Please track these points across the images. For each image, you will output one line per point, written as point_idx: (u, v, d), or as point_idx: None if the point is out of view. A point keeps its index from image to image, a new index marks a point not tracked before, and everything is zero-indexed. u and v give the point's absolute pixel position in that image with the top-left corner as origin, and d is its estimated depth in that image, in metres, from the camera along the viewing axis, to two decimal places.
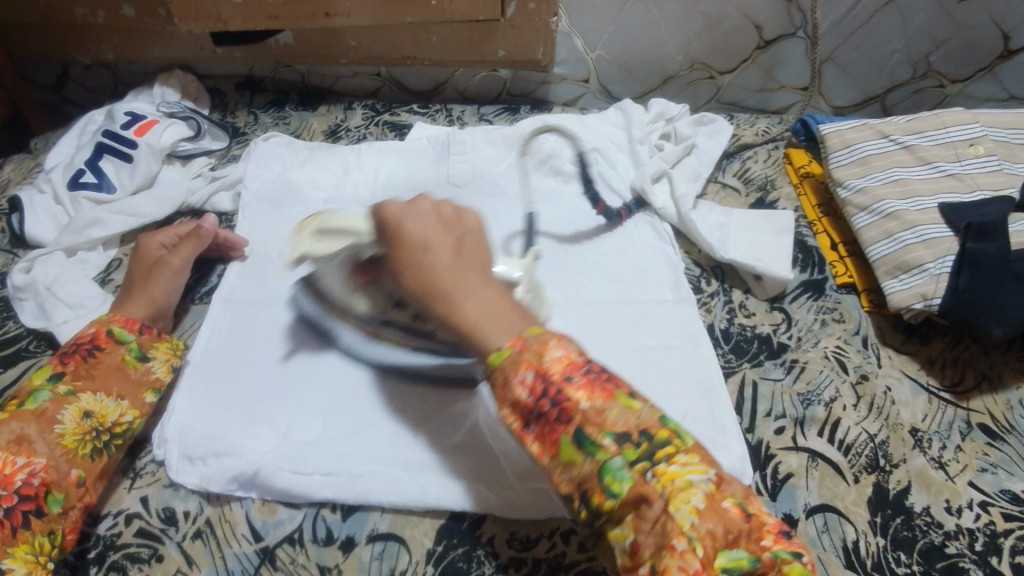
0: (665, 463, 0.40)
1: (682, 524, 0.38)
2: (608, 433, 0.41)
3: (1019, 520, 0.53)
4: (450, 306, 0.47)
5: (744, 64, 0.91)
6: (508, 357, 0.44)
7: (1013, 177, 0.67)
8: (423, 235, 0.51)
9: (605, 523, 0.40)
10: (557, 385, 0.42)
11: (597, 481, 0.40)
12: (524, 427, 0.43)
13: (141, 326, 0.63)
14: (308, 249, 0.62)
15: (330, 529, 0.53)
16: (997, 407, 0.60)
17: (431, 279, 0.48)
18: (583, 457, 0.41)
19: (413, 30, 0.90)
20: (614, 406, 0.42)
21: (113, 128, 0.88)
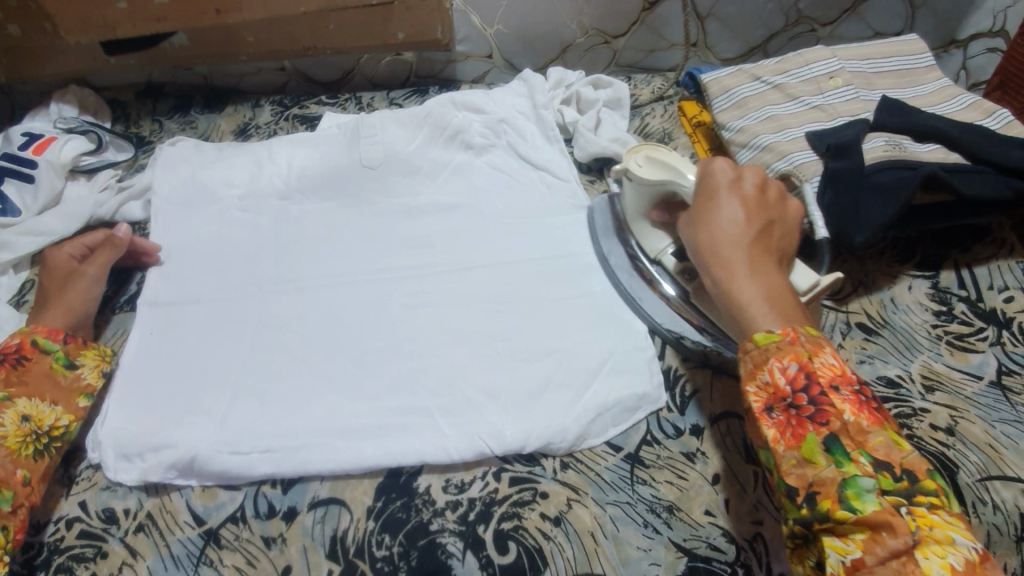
0: (925, 508, 0.40)
1: (928, 571, 0.38)
2: (866, 454, 0.42)
3: (894, 400, 0.60)
4: (733, 276, 0.50)
5: (634, 26, 0.96)
6: (778, 342, 0.46)
7: (869, 103, 0.74)
8: (740, 205, 0.54)
9: (824, 530, 0.41)
10: (820, 389, 0.44)
11: (837, 489, 0.41)
12: (768, 411, 0.46)
13: (65, 335, 0.64)
14: (632, 171, 0.64)
15: (271, 503, 0.55)
16: (872, 306, 0.67)
17: (722, 246, 0.52)
18: (828, 462, 0.42)
19: (309, 20, 0.90)
20: (879, 433, 0.43)
21: (9, 149, 0.85)
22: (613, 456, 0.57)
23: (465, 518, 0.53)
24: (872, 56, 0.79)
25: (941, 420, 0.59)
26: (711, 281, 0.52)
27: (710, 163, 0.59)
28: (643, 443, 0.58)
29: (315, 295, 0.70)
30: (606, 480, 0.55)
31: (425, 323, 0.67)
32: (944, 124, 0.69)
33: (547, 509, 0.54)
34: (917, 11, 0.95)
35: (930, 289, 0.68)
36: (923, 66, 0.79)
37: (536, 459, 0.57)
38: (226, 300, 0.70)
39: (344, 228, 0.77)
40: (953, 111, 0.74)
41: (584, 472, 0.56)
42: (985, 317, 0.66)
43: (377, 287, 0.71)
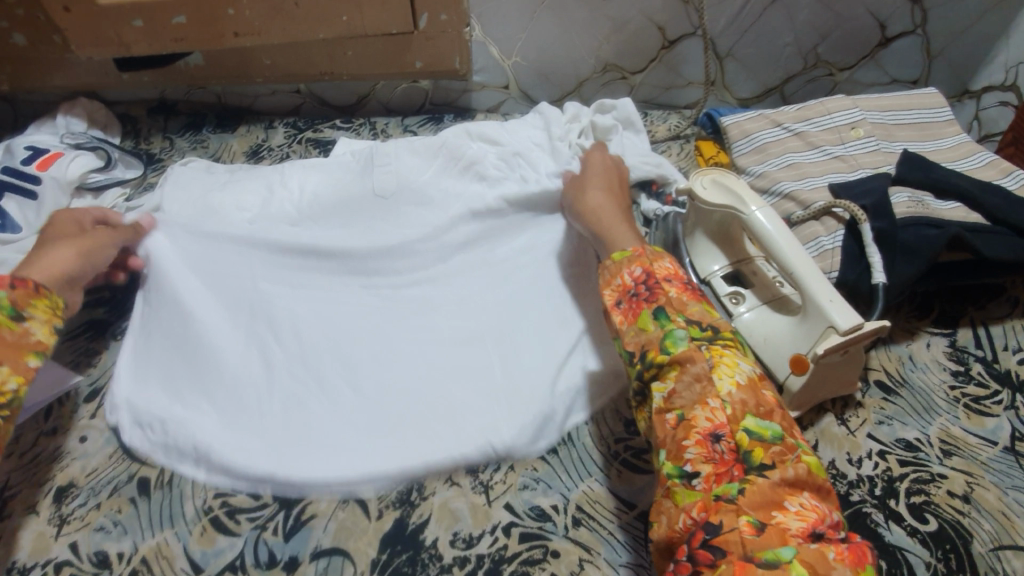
0: (723, 350, 0.49)
1: (720, 389, 0.46)
2: (684, 318, 0.51)
3: (912, 464, 0.59)
4: (599, 224, 0.68)
5: (652, 64, 0.96)
6: (628, 255, 0.57)
7: (889, 155, 0.74)
8: (600, 188, 0.72)
9: (653, 377, 0.49)
10: (656, 281, 0.53)
11: (659, 342, 0.49)
12: (616, 305, 0.54)
13: (9, 277, 0.54)
14: (694, 191, 0.65)
15: (272, 551, 0.53)
16: (890, 363, 0.66)
17: (596, 208, 0.70)
18: (655, 327, 0.50)
19: (327, 45, 0.90)
20: (697, 306, 0.52)
21: (12, 163, 0.83)
22: (626, 514, 0.55)
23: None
24: (892, 108, 0.79)
25: (957, 486, 0.57)
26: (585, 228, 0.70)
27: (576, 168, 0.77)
28: (657, 501, 0.56)
29: (323, 328, 0.68)
30: (619, 540, 0.54)
31: (435, 363, 0.65)
32: (966, 181, 0.68)
33: (558, 569, 0.52)
34: (933, 61, 0.95)
35: (947, 348, 0.67)
36: (942, 120, 0.79)
37: (547, 515, 0.55)
38: (229, 331, 0.68)
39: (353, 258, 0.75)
40: (971, 168, 0.74)
41: (596, 530, 0.54)
42: (999, 379, 0.65)
43: (387, 322, 0.69)
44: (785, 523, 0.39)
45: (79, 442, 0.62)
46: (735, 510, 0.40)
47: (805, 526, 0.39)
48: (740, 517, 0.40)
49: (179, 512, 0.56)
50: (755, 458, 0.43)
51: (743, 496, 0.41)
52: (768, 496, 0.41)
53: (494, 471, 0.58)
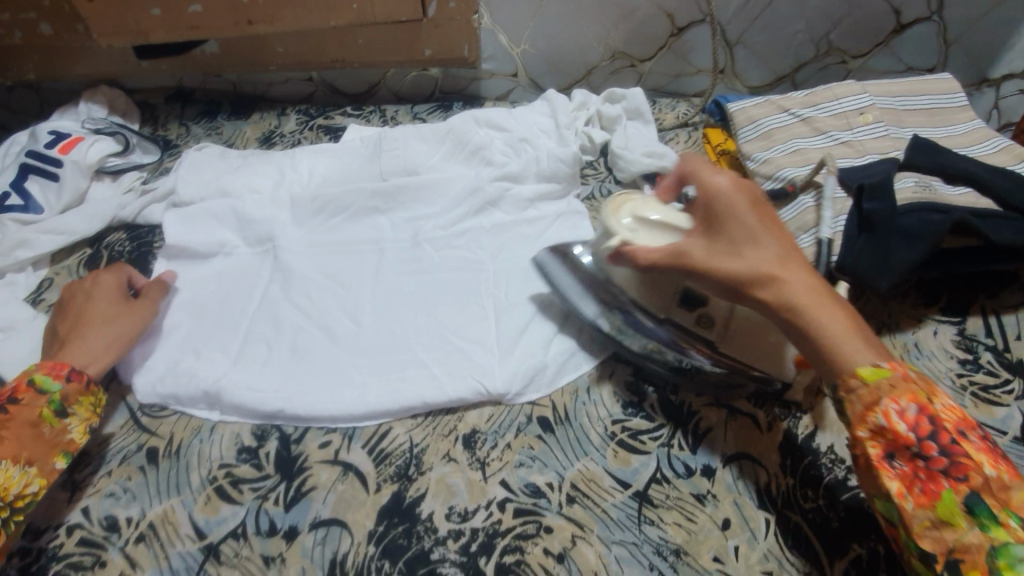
0: None
1: None
2: (1013, 514, 0.41)
3: None
4: (802, 316, 0.50)
5: (661, 51, 0.96)
6: (890, 381, 0.46)
7: (899, 141, 0.73)
8: (772, 251, 0.51)
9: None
10: (951, 439, 0.44)
11: (986, 556, 0.40)
12: (889, 462, 0.46)
13: (69, 370, 0.59)
14: (625, 236, 0.57)
15: (273, 520, 0.55)
16: (896, 350, 0.65)
17: (790, 291, 0.50)
18: (970, 523, 0.41)
19: (338, 33, 0.91)
20: (1022, 489, 0.42)
21: (36, 147, 0.86)
22: (620, 493, 0.55)
23: (467, 548, 0.52)
24: (904, 93, 0.78)
25: None
26: (766, 314, 0.52)
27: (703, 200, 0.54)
28: (652, 481, 0.56)
29: (328, 308, 0.69)
30: (612, 518, 0.54)
31: (435, 342, 0.65)
32: (977, 167, 0.67)
33: (551, 545, 0.52)
34: (951, 48, 0.93)
35: (955, 335, 0.66)
36: (956, 106, 0.77)
37: (542, 492, 0.56)
38: (240, 311, 0.70)
39: (358, 240, 0.76)
40: (984, 153, 0.72)
41: (590, 507, 0.55)
42: (1009, 368, 0.63)
43: (387, 300, 0.70)
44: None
45: None
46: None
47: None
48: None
49: (185, 482, 0.58)
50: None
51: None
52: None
53: (491, 449, 0.59)
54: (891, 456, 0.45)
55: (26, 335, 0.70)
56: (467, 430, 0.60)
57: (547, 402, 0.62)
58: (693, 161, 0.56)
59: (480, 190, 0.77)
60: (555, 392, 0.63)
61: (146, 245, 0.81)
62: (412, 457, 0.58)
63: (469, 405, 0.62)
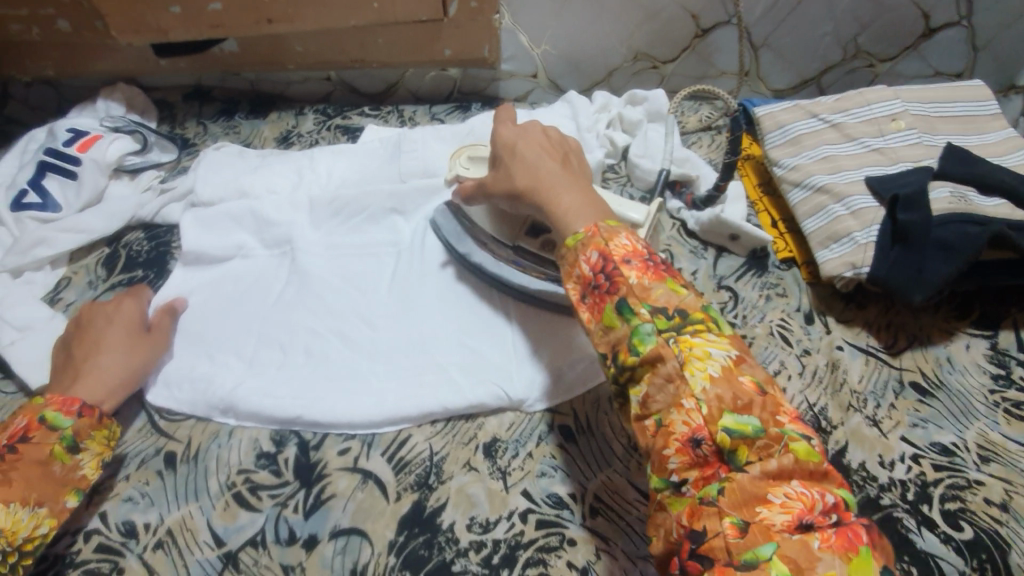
0: (691, 336, 0.44)
1: (694, 386, 0.42)
2: (647, 305, 0.46)
3: (948, 469, 0.56)
4: (546, 196, 0.56)
5: (684, 53, 0.94)
6: (582, 239, 0.51)
7: (932, 149, 0.71)
8: (539, 151, 0.60)
9: (628, 380, 0.46)
10: (613, 265, 0.48)
11: (626, 342, 0.45)
12: (581, 298, 0.50)
13: (80, 405, 0.58)
14: (460, 173, 0.72)
15: (292, 528, 0.54)
16: (927, 364, 0.63)
17: (539, 177, 0.58)
18: (620, 322, 0.46)
19: (357, 33, 0.90)
20: (660, 287, 0.47)
21: (55, 145, 0.86)
22: (645, 507, 0.54)
23: (488, 561, 0.51)
24: (937, 99, 0.76)
25: (996, 494, 0.55)
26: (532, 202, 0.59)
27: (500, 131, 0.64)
28: None
29: (348, 313, 0.68)
30: (636, 532, 0.53)
31: (454, 348, 0.65)
32: (1014, 177, 0.65)
33: (574, 558, 0.51)
34: (982, 53, 0.91)
35: (988, 349, 0.64)
36: (990, 113, 0.75)
37: (564, 503, 0.55)
38: (258, 315, 0.70)
39: (376, 243, 0.75)
40: (1019, 164, 0.71)
41: (614, 521, 0.54)
42: None
43: (407, 303, 0.69)
44: (769, 518, 0.38)
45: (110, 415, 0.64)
46: (717, 511, 0.39)
47: (790, 518, 0.38)
48: (722, 518, 0.39)
49: (203, 487, 0.57)
50: (739, 457, 0.40)
51: (722, 496, 0.39)
52: (749, 490, 0.39)
53: (513, 458, 0.58)
54: (582, 295, 0.49)
55: (44, 335, 0.70)
56: (488, 439, 0.59)
57: (568, 411, 0.61)
58: (499, 120, 0.67)
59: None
60: (577, 400, 0.61)
61: (164, 245, 0.80)
62: (433, 465, 0.57)
63: (488, 412, 0.61)
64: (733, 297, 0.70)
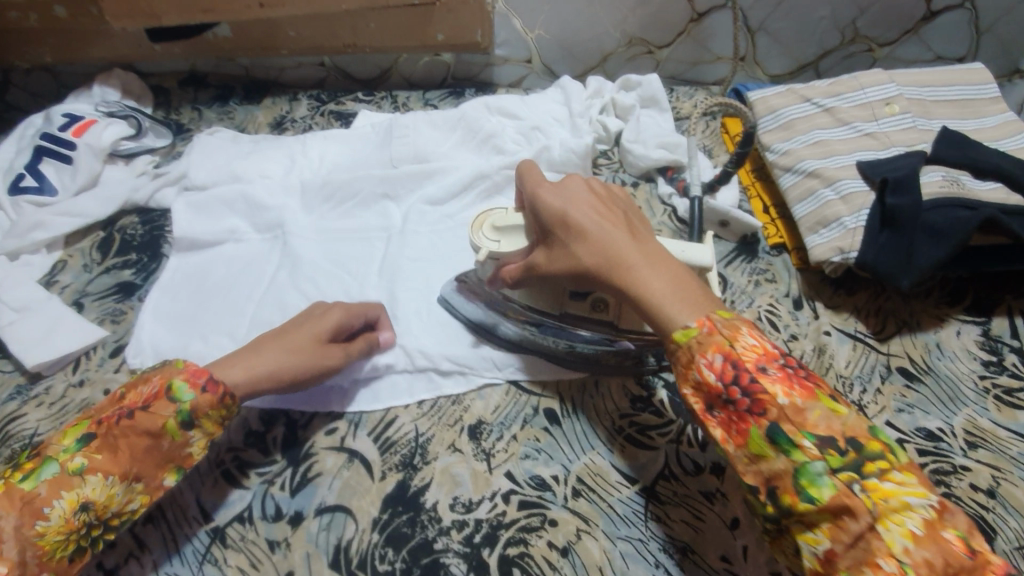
0: (876, 478, 0.39)
1: (892, 544, 0.37)
2: (809, 434, 0.40)
3: (932, 454, 0.56)
4: (630, 277, 0.47)
5: (680, 38, 0.93)
6: (698, 336, 0.43)
7: (926, 133, 0.71)
8: (599, 215, 0.51)
9: (795, 523, 0.40)
10: (753, 378, 0.41)
11: (792, 481, 0.39)
12: (707, 411, 0.44)
13: (207, 380, 0.50)
14: (492, 250, 0.58)
15: (279, 505, 0.55)
16: (916, 350, 0.63)
17: (615, 254, 0.48)
18: (776, 454, 0.40)
19: (350, 17, 0.90)
20: (816, 407, 0.40)
21: (51, 130, 0.87)
22: (627, 488, 0.54)
23: (470, 539, 0.52)
24: (933, 83, 0.75)
25: (982, 480, 0.54)
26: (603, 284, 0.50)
27: (542, 193, 0.53)
28: (660, 477, 0.55)
29: (338, 296, 0.69)
30: (618, 514, 0.53)
31: (441, 330, 0.65)
32: (1007, 161, 0.65)
33: (555, 538, 0.52)
34: (983, 37, 0.90)
35: (977, 336, 0.64)
36: (987, 97, 0.74)
37: (547, 484, 0.55)
38: (249, 298, 0.70)
39: (367, 227, 0.76)
40: (1016, 148, 0.70)
41: (596, 502, 0.54)
42: None
43: (395, 287, 0.69)
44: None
45: (103, 394, 0.65)
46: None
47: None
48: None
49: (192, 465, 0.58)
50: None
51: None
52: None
53: (497, 440, 0.58)
54: (709, 408, 0.43)
55: (37, 315, 0.71)
56: (473, 421, 0.60)
57: (553, 394, 0.61)
58: (530, 182, 0.54)
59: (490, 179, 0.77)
60: (563, 382, 0.62)
61: (157, 228, 0.80)
62: (418, 446, 0.58)
63: (474, 394, 0.61)
64: (722, 282, 0.69)
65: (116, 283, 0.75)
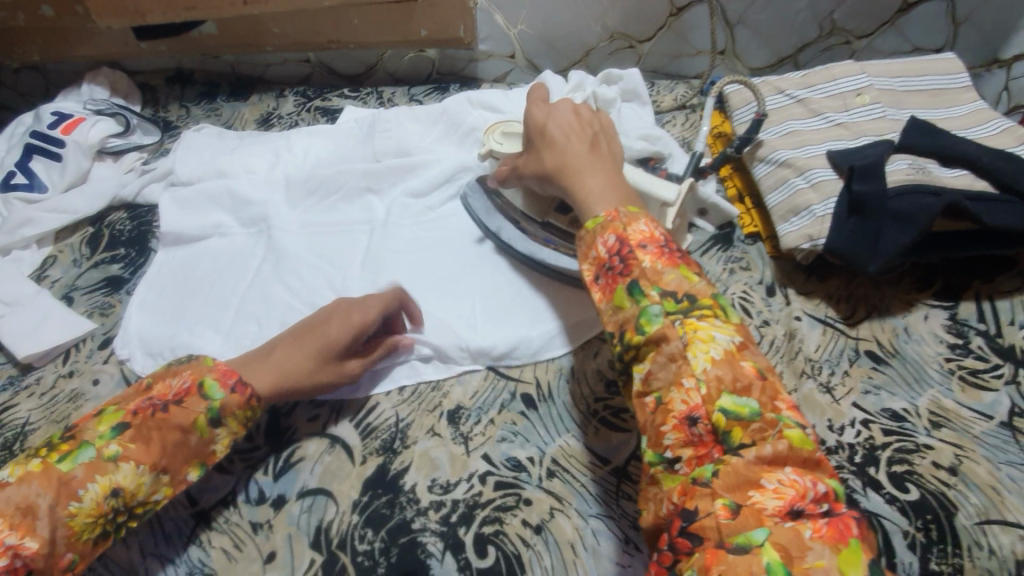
0: (698, 319, 0.44)
1: (696, 367, 0.42)
2: (658, 288, 0.45)
3: (896, 434, 0.57)
4: (572, 176, 0.56)
5: (660, 32, 0.94)
6: (601, 221, 0.51)
7: (896, 122, 0.72)
8: (566, 129, 0.60)
9: (632, 358, 0.46)
10: (628, 247, 0.48)
11: (634, 320, 0.45)
12: (594, 278, 0.50)
13: (236, 381, 0.54)
14: (494, 149, 0.70)
15: (262, 489, 0.57)
16: (884, 334, 0.65)
17: (566, 159, 0.57)
18: (630, 304, 0.46)
19: (334, 13, 0.92)
20: (672, 272, 0.46)
21: (39, 128, 0.88)
22: (600, 469, 0.56)
23: (447, 519, 0.54)
24: (904, 73, 0.76)
25: (944, 458, 0.55)
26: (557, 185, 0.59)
27: (535, 109, 0.64)
28: (632, 457, 0.56)
29: (321, 288, 0.71)
30: (591, 493, 0.55)
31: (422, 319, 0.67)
32: (974, 148, 0.66)
33: (529, 516, 0.54)
34: (959, 27, 0.91)
35: (946, 320, 0.65)
36: (958, 86, 0.75)
37: (522, 465, 0.57)
38: (235, 291, 0.72)
39: (351, 220, 0.77)
40: (985, 135, 0.71)
41: (570, 482, 0.56)
42: (1002, 353, 0.62)
43: (377, 277, 0.71)
44: (762, 502, 0.37)
45: (92, 385, 0.66)
46: (710, 493, 0.38)
47: (783, 504, 0.36)
48: (715, 500, 0.38)
49: None
50: (734, 438, 0.40)
51: (717, 478, 0.38)
52: (743, 474, 0.38)
53: (475, 424, 0.60)
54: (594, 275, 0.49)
55: (27, 309, 0.72)
56: (452, 406, 0.61)
57: (530, 380, 0.63)
58: (530, 99, 0.65)
59: (473, 170, 0.78)
60: (539, 368, 0.64)
61: (145, 223, 0.82)
62: (398, 431, 0.60)
63: (454, 381, 0.63)
64: None
65: (104, 277, 0.77)
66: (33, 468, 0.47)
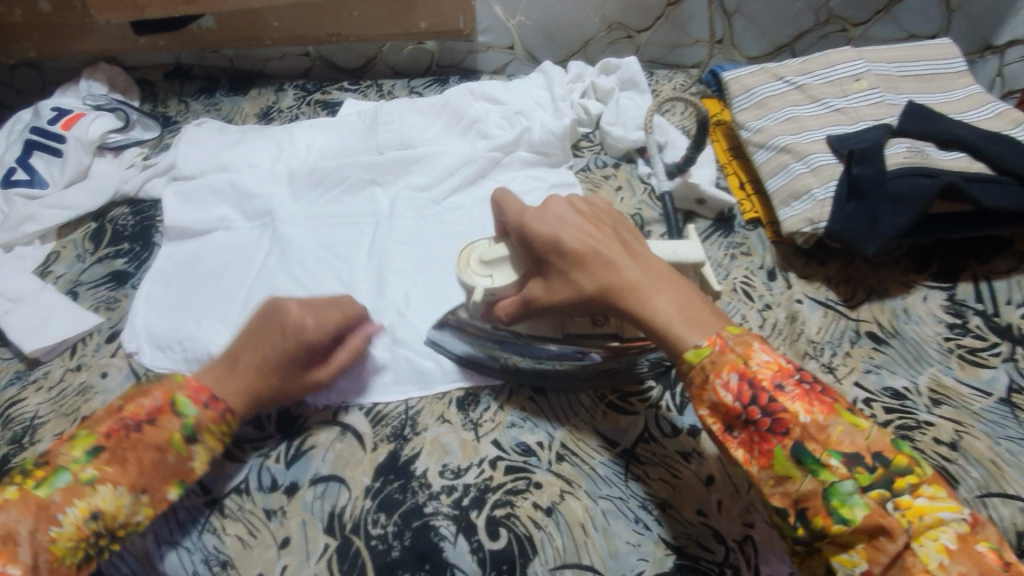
0: (907, 494, 0.40)
1: (928, 560, 0.38)
2: (835, 453, 0.41)
3: (898, 412, 0.58)
4: (636, 300, 0.50)
5: (658, 22, 0.95)
6: (710, 355, 0.46)
7: (894, 107, 0.73)
8: (596, 239, 0.54)
9: (824, 543, 0.41)
10: (770, 398, 0.43)
11: (823, 502, 0.41)
12: (728, 431, 0.45)
13: (210, 396, 0.54)
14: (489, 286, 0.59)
15: (274, 477, 0.57)
16: (884, 315, 0.66)
17: (621, 280, 0.51)
18: (804, 475, 0.42)
19: (333, 6, 0.92)
20: (838, 423, 0.42)
21: (39, 124, 0.88)
22: (608, 452, 0.57)
23: (459, 502, 0.54)
24: (900, 59, 0.77)
25: (945, 434, 0.56)
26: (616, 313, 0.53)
27: (536, 225, 0.55)
28: (639, 440, 0.57)
29: (326, 280, 0.71)
30: (600, 474, 0.56)
31: (428, 307, 0.68)
32: (970, 132, 0.67)
33: (540, 499, 0.54)
34: (953, 14, 0.92)
35: (943, 300, 0.66)
36: (953, 72, 0.76)
37: (532, 450, 0.58)
38: (241, 283, 0.72)
39: (355, 212, 0.77)
40: (981, 119, 0.72)
41: (579, 465, 0.57)
42: (999, 332, 0.63)
43: (382, 267, 0.71)
44: None
45: (101, 378, 0.67)
46: None
47: None
48: None
49: None
50: None
51: None
52: None
53: (484, 411, 0.61)
54: (730, 429, 0.45)
55: (32, 303, 0.72)
56: (461, 393, 0.62)
57: None
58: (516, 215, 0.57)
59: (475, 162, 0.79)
60: None
61: (148, 218, 0.81)
62: (409, 419, 0.60)
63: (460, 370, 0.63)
64: None
65: (108, 272, 0.77)
66: (10, 495, 0.47)
